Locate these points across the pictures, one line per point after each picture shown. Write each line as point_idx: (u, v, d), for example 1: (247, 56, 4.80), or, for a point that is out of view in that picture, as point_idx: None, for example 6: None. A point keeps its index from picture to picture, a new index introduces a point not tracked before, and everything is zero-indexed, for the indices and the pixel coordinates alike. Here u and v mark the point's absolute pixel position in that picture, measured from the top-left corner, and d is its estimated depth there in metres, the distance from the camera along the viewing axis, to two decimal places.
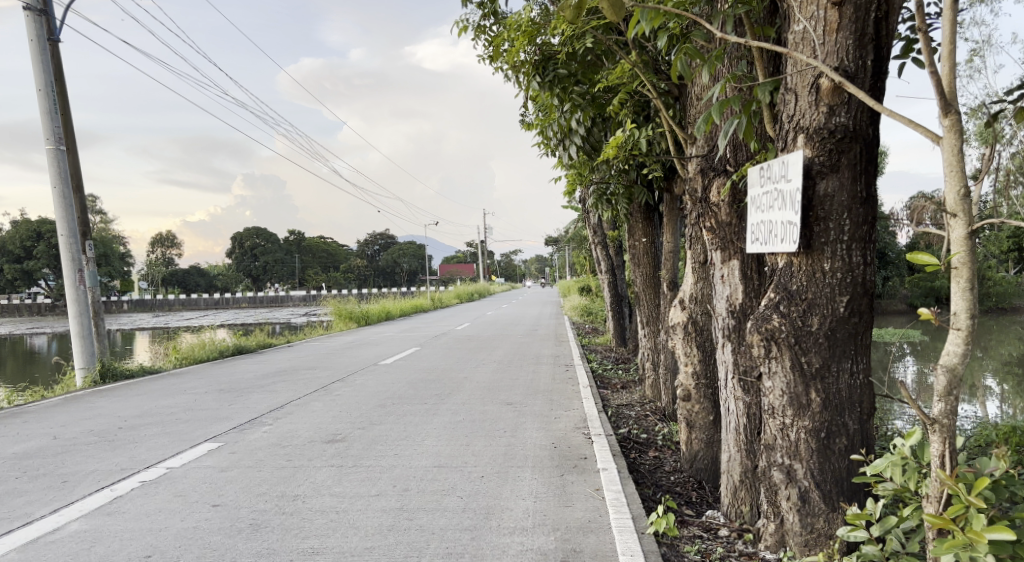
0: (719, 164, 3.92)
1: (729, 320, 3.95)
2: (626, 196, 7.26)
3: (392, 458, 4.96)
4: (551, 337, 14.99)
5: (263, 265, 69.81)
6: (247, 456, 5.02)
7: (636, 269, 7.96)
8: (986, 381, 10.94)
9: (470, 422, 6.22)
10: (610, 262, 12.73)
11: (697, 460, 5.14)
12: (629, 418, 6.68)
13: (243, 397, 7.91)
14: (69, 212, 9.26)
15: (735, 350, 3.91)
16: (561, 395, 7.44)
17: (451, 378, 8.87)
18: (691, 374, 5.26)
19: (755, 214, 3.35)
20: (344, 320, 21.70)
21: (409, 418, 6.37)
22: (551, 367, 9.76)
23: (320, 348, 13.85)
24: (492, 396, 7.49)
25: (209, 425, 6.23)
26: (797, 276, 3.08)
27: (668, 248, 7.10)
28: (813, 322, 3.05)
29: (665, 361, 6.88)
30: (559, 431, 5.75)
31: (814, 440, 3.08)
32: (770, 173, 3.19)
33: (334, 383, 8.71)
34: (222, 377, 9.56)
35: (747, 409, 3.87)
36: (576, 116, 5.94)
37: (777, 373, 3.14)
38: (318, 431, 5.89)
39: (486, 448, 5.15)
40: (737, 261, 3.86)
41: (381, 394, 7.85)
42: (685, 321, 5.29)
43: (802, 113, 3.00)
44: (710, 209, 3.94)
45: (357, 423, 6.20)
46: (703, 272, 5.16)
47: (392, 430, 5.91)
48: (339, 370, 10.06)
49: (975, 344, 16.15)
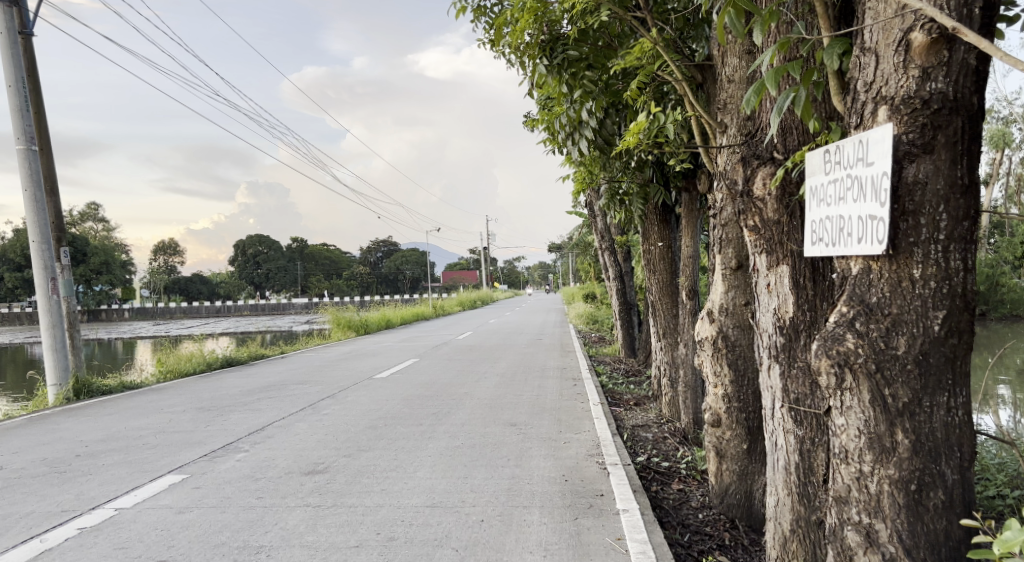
0: (764, 151, 3.28)
1: (777, 337, 3.30)
2: (641, 195, 6.63)
3: (379, 495, 4.30)
4: (556, 347, 14.35)
5: (265, 273, 69.33)
6: (212, 493, 4.39)
7: (652, 276, 7.31)
8: (1003, 389, 10.29)
9: (468, 447, 5.57)
10: (617, 268, 12.10)
11: (728, 495, 4.53)
12: (646, 442, 6.04)
13: (223, 417, 7.27)
14: (40, 216, 8.67)
15: (784, 373, 3.26)
16: (571, 415, 6.78)
17: (450, 394, 8.20)
18: (721, 397, 4.61)
19: (817, 208, 2.71)
20: (343, 329, 21.07)
21: (401, 443, 5.73)
22: (558, 382, 9.12)
23: (314, 360, 13.20)
24: (494, 416, 6.82)
25: (178, 452, 5.60)
26: (878, 285, 2.41)
27: (687, 253, 6.53)
28: (898, 344, 2.38)
29: (686, 379, 6.42)
30: (571, 460, 5.09)
31: (902, 495, 2.39)
32: (840, 157, 2.55)
33: (323, 400, 8.07)
34: (205, 393, 8.93)
35: (800, 446, 3.20)
36: (588, 106, 5.35)
37: (852, 407, 2.48)
38: (298, 461, 5.24)
39: (486, 482, 4.50)
40: (786, 268, 3.23)
41: (374, 413, 7.21)
42: (714, 336, 4.61)
43: (885, 78, 2.36)
44: (753, 205, 3.30)
45: (343, 450, 5.55)
46: (737, 279, 4.50)
47: (381, 458, 5.25)
48: (332, 384, 9.40)
49: (991, 351, 15.42)
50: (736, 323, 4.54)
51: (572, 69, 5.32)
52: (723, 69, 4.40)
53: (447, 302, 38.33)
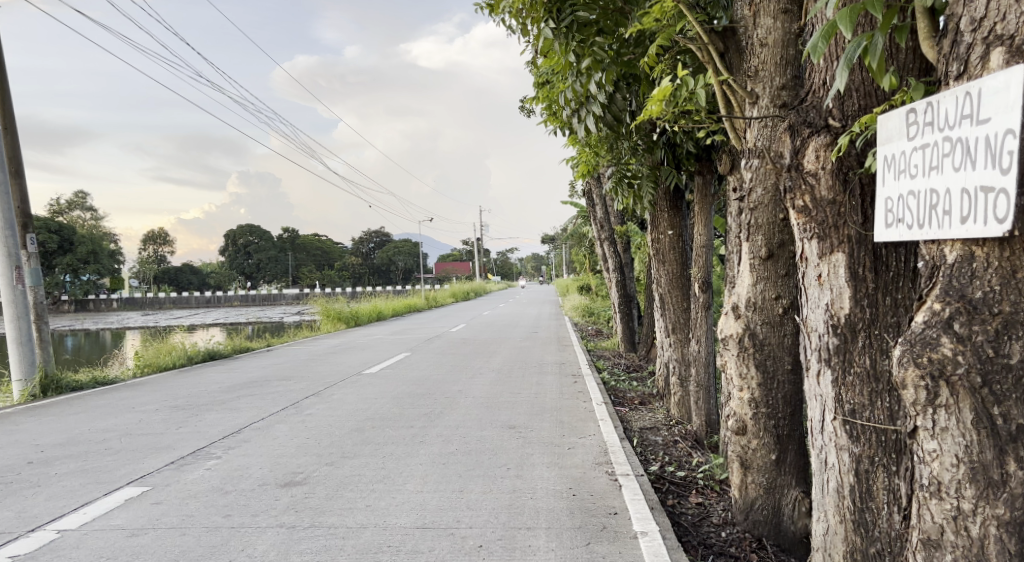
0: (818, 118, 2.77)
1: (830, 338, 2.81)
2: (652, 179, 6.13)
3: (363, 514, 3.79)
4: (553, 341, 13.85)
5: (255, 263, 68.49)
6: (173, 510, 3.93)
7: (661, 267, 6.79)
8: None
9: (464, 453, 5.07)
10: (618, 259, 11.59)
11: (754, 510, 4.07)
12: (656, 447, 5.58)
13: (197, 418, 6.74)
14: (4, 200, 8.10)
15: (837, 381, 2.77)
16: (574, 416, 6.29)
17: (443, 392, 7.69)
18: (747, 402, 4.12)
19: (897, 183, 2.20)
20: (332, 321, 20.50)
21: (390, 449, 5.23)
22: (557, 379, 8.63)
23: (301, 353, 12.65)
24: (491, 417, 6.32)
25: (143, 459, 5.10)
26: (985, 277, 1.88)
27: (700, 243, 6.05)
28: (1013, 350, 1.84)
29: (698, 377, 6.00)
30: (578, 470, 4.60)
31: (1014, 541, 1.86)
32: (933, 117, 2.04)
33: (307, 399, 7.54)
34: (182, 390, 8.40)
35: (856, 465, 2.71)
36: (597, 76, 4.84)
37: (947, 429, 1.97)
38: (274, 470, 4.74)
39: (484, 498, 4.00)
40: (842, 255, 2.73)
41: (361, 413, 6.71)
42: (740, 333, 4.12)
43: (1002, 13, 1.84)
44: (802, 182, 2.82)
45: (326, 457, 5.04)
46: (767, 269, 4.00)
47: (366, 468, 4.75)
48: (317, 380, 8.88)
49: None
50: (765, 319, 4.03)
51: (580, 36, 4.84)
52: (753, 31, 3.91)
53: (440, 293, 37.74)
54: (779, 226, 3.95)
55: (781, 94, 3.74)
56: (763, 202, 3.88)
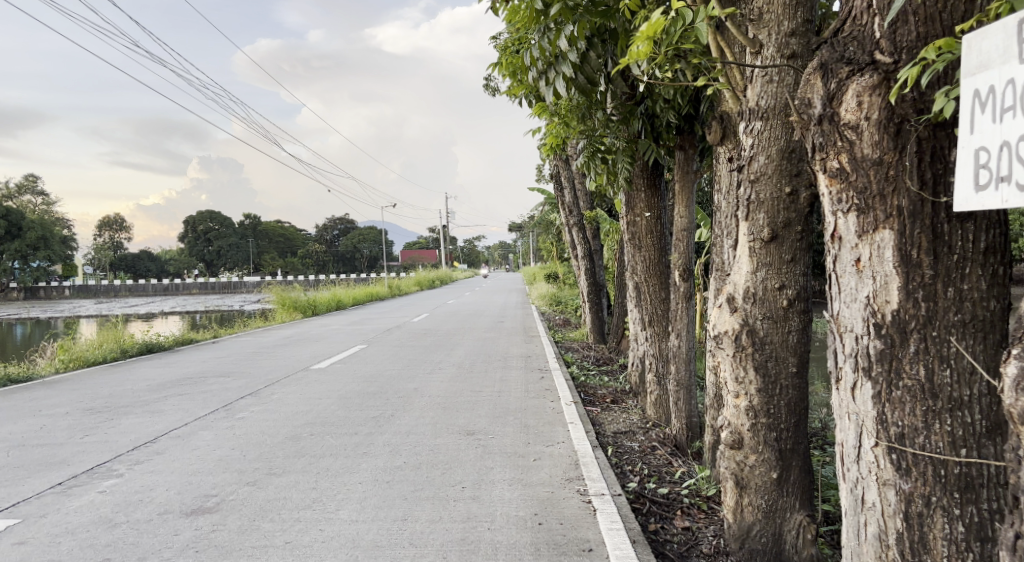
0: (863, 51, 2.10)
1: (872, 341, 2.16)
2: (628, 154, 5.47)
3: (281, 555, 3.07)
4: (519, 332, 13.24)
5: (214, 249, 66.20)
6: (40, 552, 3.13)
7: (636, 252, 6.10)
8: None
9: (413, 467, 4.36)
10: (587, 246, 11.00)
11: (751, 538, 3.49)
12: (633, 455, 4.97)
13: (112, 422, 5.84)
14: None
15: (880, 396, 2.14)
16: (540, 420, 5.61)
17: (396, 391, 6.93)
18: (744, 410, 3.53)
19: (1000, 125, 1.54)
20: (287, 310, 19.51)
21: (327, 463, 4.49)
22: (523, 374, 7.98)
23: (248, 346, 11.69)
24: (448, 421, 5.61)
25: (25, 478, 4.24)
26: None
27: (682, 226, 5.42)
28: None
29: (678, 376, 5.40)
30: (544, 490, 3.92)
31: None
32: None
33: (242, 399, 6.72)
34: (101, 388, 7.45)
35: (905, 507, 2.10)
36: (569, 30, 4.17)
37: None
38: (182, 492, 3.92)
39: (431, 530, 3.31)
40: (891, 233, 2.09)
41: (301, 416, 5.93)
42: (736, 330, 3.50)
43: None
44: (838, 138, 2.15)
45: (248, 475, 4.26)
46: (770, 254, 3.39)
47: (294, 489, 3.99)
48: (259, 377, 8.02)
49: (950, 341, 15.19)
50: (766, 313, 3.43)
51: None
52: None
53: (404, 281, 36.64)
54: (784, 203, 3.36)
55: (789, 42, 3.17)
56: (766, 172, 3.33)
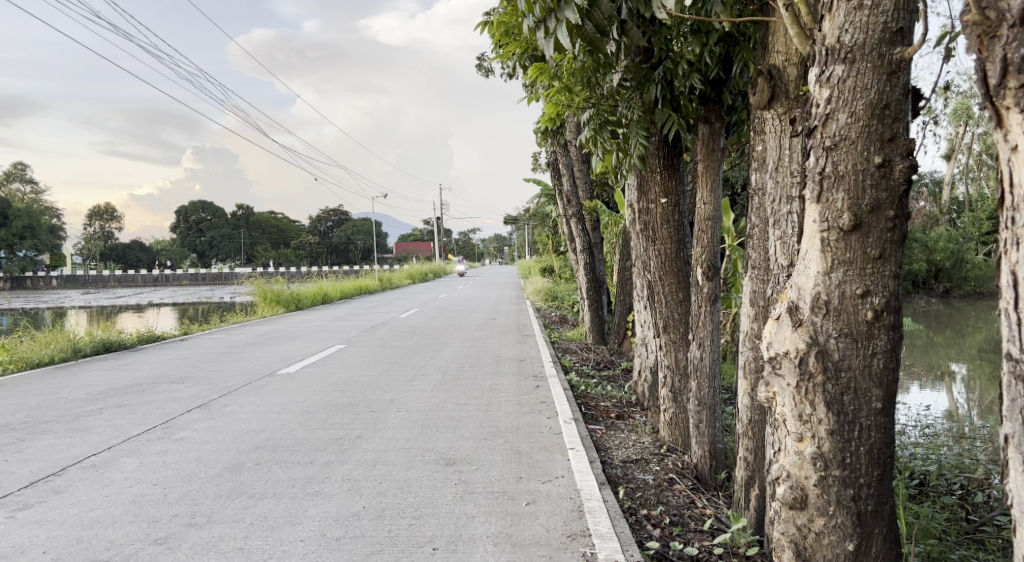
0: None
1: None
2: (644, 126, 4.40)
3: None
4: (512, 330, 12.32)
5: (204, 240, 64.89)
6: None
7: (648, 245, 5.07)
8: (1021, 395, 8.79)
9: (374, 515, 3.42)
10: (587, 239, 10.08)
11: None
12: (648, 491, 4.08)
13: (21, 445, 4.66)
14: None
15: None
16: (535, 445, 4.69)
17: (369, 405, 5.97)
18: (811, 458, 2.64)
19: None
20: (269, 304, 18.53)
21: (265, 507, 3.52)
22: (515, 382, 7.06)
23: (218, 346, 10.61)
24: (425, 446, 4.66)
25: None
26: None
27: (705, 213, 4.49)
28: None
29: (701, 394, 4.53)
30: (540, 553, 3.01)
31: None
32: None
33: (189, 415, 5.60)
34: (32, 396, 6.40)
35: None
36: None
37: None
38: (63, 557, 2.93)
39: None
40: None
41: (252, 436, 4.95)
42: (801, 351, 2.61)
43: None
44: None
45: (160, 526, 3.25)
46: (849, 248, 2.49)
47: (213, 550, 3.02)
48: (216, 385, 6.99)
49: (959, 344, 14.55)
50: (843, 330, 2.52)
51: None
52: None
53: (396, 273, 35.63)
54: (872, 178, 2.44)
55: None
56: (849, 136, 2.42)
